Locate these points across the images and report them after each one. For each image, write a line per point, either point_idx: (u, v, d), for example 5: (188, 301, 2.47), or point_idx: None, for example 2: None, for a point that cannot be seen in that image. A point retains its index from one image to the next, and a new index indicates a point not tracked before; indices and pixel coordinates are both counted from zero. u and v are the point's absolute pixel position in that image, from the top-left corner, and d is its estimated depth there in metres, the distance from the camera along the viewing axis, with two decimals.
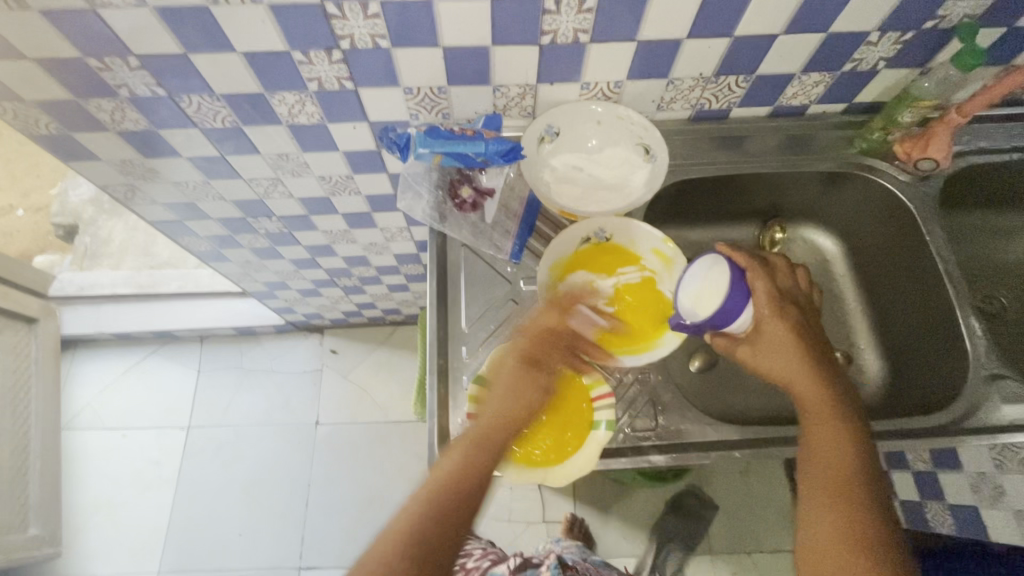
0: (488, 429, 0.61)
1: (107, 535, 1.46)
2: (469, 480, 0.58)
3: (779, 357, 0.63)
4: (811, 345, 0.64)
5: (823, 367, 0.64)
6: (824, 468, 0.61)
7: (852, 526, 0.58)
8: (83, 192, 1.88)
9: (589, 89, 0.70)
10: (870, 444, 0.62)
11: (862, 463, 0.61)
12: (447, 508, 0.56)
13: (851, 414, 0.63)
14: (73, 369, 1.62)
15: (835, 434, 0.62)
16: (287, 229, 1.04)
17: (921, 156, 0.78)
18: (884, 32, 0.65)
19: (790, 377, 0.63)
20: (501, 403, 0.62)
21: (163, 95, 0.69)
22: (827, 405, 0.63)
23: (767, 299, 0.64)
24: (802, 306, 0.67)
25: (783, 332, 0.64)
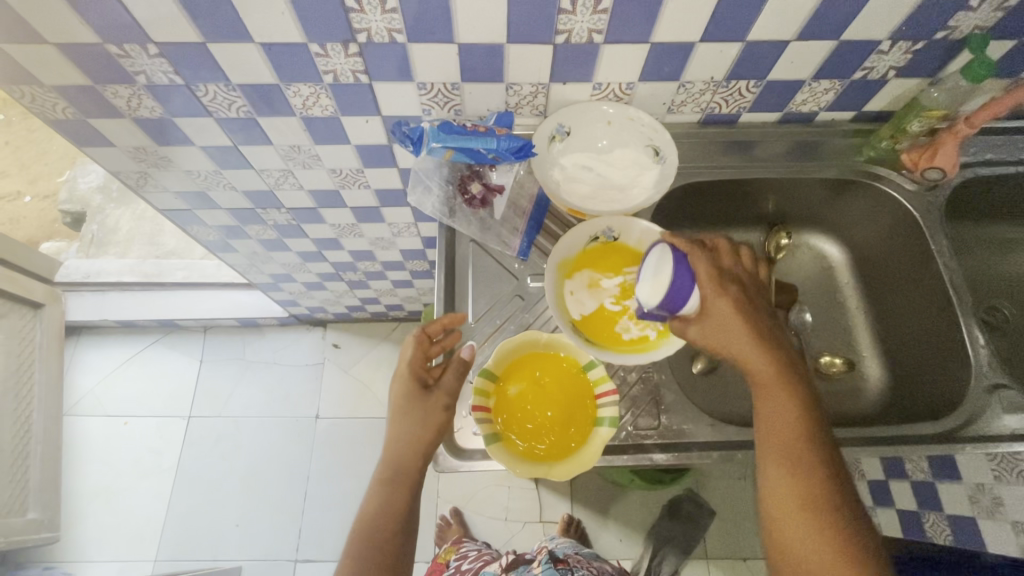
0: (402, 461, 0.67)
1: (104, 521, 1.47)
2: (388, 515, 0.67)
3: (727, 335, 0.61)
4: (756, 319, 0.62)
5: (769, 341, 0.61)
6: (777, 446, 0.59)
7: (809, 500, 0.57)
8: (92, 180, 1.89)
9: (601, 90, 0.71)
10: (817, 409, 0.61)
11: (812, 433, 0.59)
12: (380, 542, 0.66)
13: (798, 383, 0.61)
14: (76, 355, 1.63)
15: (786, 406, 0.60)
16: (295, 221, 1.05)
17: (928, 165, 0.79)
18: (895, 41, 0.66)
19: (741, 358, 0.61)
20: (398, 439, 0.67)
21: (180, 83, 0.69)
22: (776, 379, 0.60)
23: (709, 278, 0.61)
24: (749, 281, 0.64)
25: (730, 311, 0.61)
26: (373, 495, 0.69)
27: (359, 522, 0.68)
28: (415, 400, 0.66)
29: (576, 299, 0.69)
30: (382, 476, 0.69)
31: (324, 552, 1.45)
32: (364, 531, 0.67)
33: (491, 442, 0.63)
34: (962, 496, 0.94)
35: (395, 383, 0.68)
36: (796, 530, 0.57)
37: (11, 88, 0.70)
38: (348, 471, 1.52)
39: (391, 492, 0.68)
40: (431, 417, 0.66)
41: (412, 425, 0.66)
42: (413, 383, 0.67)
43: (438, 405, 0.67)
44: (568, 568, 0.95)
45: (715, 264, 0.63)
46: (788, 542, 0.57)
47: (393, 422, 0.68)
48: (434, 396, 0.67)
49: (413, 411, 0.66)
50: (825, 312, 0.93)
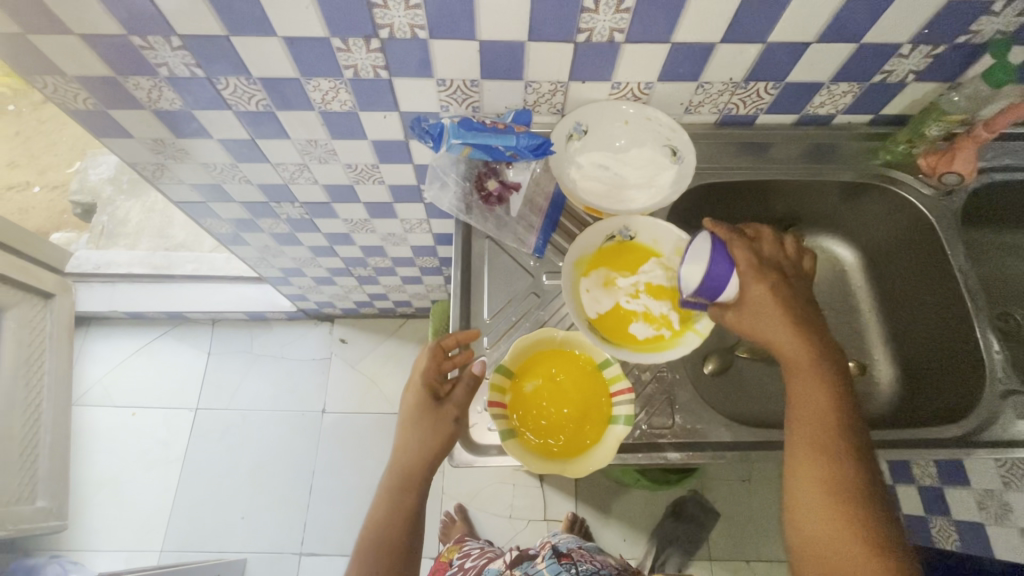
0: (411, 467, 0.69)
1: (110, 511, 1.48)
2: (397, 515, 0.70)
3: (765, 321, 0.62)
4: (794, 306, 0.63)
5: (807, 326, 0.62)
6: (808, 427, 0.60)
7: (834, 481, 0.58)
8: (102, 171, 1.89)
9: (619, 89, 0.71)
10: (850, 399, 0.61)
11: (845, 418, 0.60)
12: (389, 540, 0.70)
13: (833, 371, 0.62)
14: (85, 345, 1.64)
15: (819, 391, 0.61)
16: (308, 215, 1.05)
17: (946, 170, 0.79)
18: (915, 45, 0.66)
19: (778, 341, 0.62)
20: (407, 448, 0.68)
21: (202, 76, 0.70)
22: (812, 365, 0.61)
23: (748, 265, 0.63)
24: (786, 270, 0.65)
25: (767, 298, 0.62)
26: (385, 494, 0.72)
27: (372, 517, 0.72)
28: (424, 411, 0.67)
29: (593, 297, 0.70)
30: (393, 478, 0.71)
31: (329, 546, 1.46)
32: (375, 527, 0.71)
33: (506, 437, 0.63)
34: (970, 501, 0.94)
35: (409, 391, 0.69)
36: (817, 509, 0.57)
37: (33, 78, 0.71)
38: (353, 466, 1.53)
39: (401, 493, 0.71)
40: (438, 431, 0.67)
41: (420, 436, 0.67)
42: (424, 395, 0.67)
43: (445, 420, 0.66)
44: (572, 562, 0.96)
45: (756, 253, 0.64)
46: (807, 520, 0.58)
47: (405, 429, 0.69)
48: (443, 410, 0.67)
49: (421, 423, 0.67)
50: (837, 315, 0.93)
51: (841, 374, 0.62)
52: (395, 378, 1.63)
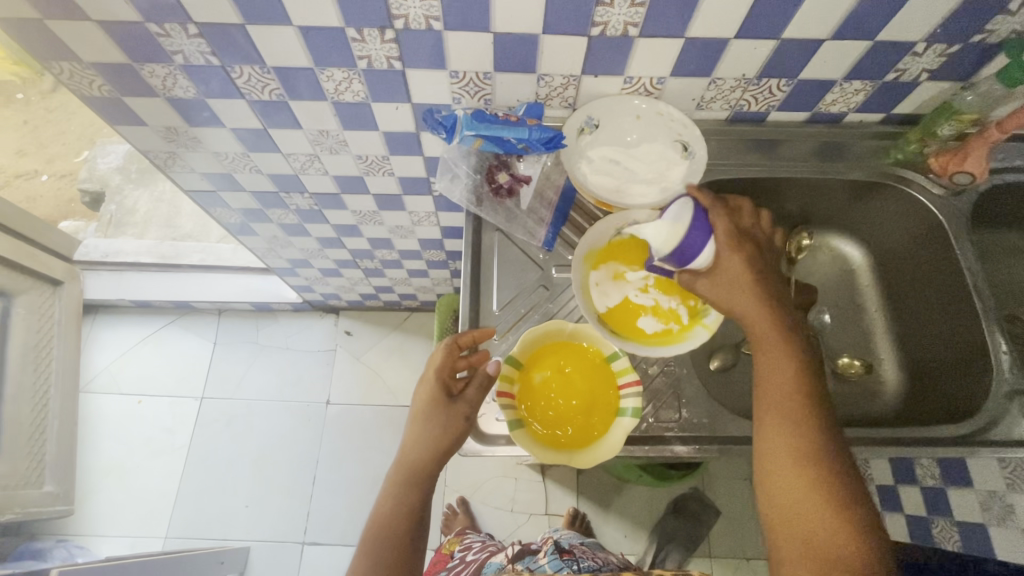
0: (418, 464, 0.67)
1: (116, 497, 1.49)
2: (401, 515, 0.67)
3: (737, 290, 0.62)
4: (766, 277, 0.63)
5: (775, 299, 0.63)
6: (774, 399, 0.60)
7: (801, 452, 0.57)
8: (111, 160, 1.90)
9: (632, 83, 0.71)
10: (815, 369, 0.62)
11: (811, 391, 0.60)
12: (393, 541, 0.66)
13: (800, 342, 0.62)
14: (92, 333, 1.65)
15: (785, 361, 0.61)
16: (317, 206, 1.06)
17: (957, 170, 0.78)
18: (929, 43, 0.66)
19: (747, 313, 0.62)
20: (416, 444, 0.67)
21: (217, 64, 0.70)
22: (781, 336, 0.62)
23: (723, 234, 0.63)
24: (761, 243, 0.66)
25: (741, 267, 0.63)
26: (389, 492, 0.69)
27: (373, 517, 0.68)
28: (436, 405, 0.66)
29: (602, 289, 0.70)
30: (398, 475, 0.69)
31: (331, 536, 1.47)
32: (376, 529, 0.67)
33: (515, 428, 0.64)
34: (973, 502, 0.94)
35: (421, 386, 0.68)
36: (784, 479, 0.57)
37: (50, 64, 0.72)
38: (356, 457, 1.54)
39: (406, 491, 0.68)
40: (450, 423, 0.66)
41: (433, 429, 0.66)
42: (437, 391, 0.66)
43: (458, 418, 0.66)
44: (573, 558, 0.97)
45: (733, 223, 0.64)
46: (775, 488, 0.57)
47: (414, 425, 0.68)
48: (456, 406, 0.66)
49: (433, 419, 0.66)
50: (844, 313, 0.93)
51: (806, 347, 0.63)
52: (399, 371, 1.64)
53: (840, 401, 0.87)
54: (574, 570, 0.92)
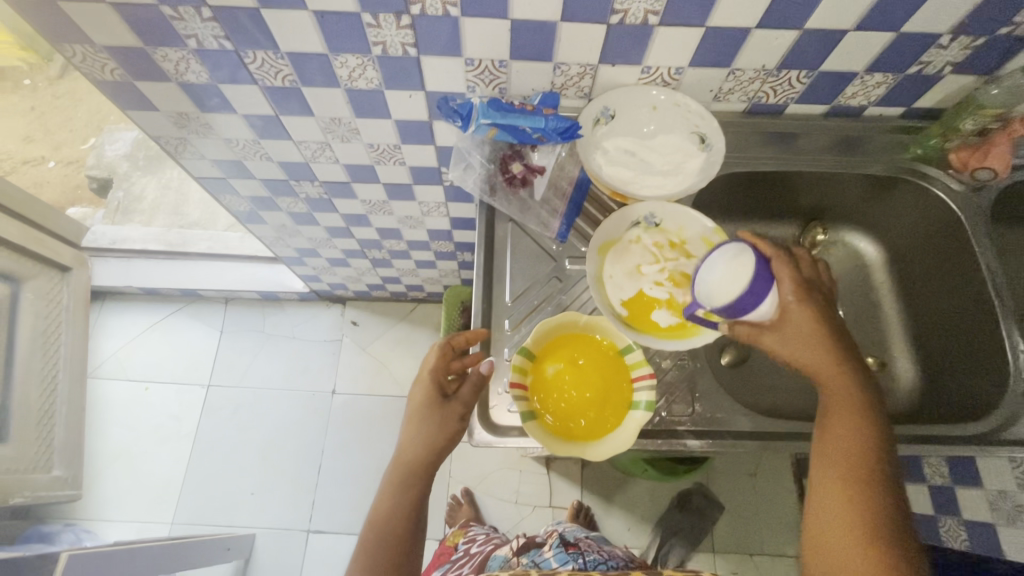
0: (414, 463, 0.69)
1: (123, 482, 1.50)
2: (397, 511, 0.68)
3: (804, 347, 0.59)
4: (836, 336, 0.60)
5: (848, 357, 0.60)
6: (841, 459, 0.57)
7: (870, 521, 0.54)
8: (119, 147, 1.89)
9: (649, 74, 0.70)
10: (886, 438, 0.58)
11: (881, 457, 0.57)
12: (391, 538, 0.67)
13: (871, 408, 0.59)
14: (99, 319, 1.66)
15: (853, 425, 0.58)
16: (326, 194, 1.05)
17: (979, 166, 0.77)
18: (955, 35, 0.65)
19: (816, 370, 0.60)
20: (413, 442, 0.68)
21: (230, 49, 0.70)
22: (849, 398, 0.59)
23: (792, 287, 0.60)
24: (828, 296, 0.63)
25: (810, 322, 0.60)
26: (387, 490, 0.70)
27: (371, 515, 0.69)
28: (432, 404, 0.68)
29: (618, 284, 0.70)
30: (396, 472, 0.70)
31: (336, 524, 1.47)
32: (373, 525, 0.68)
33: (527, 419, 0.64)
34: (982, 501, 0.93)
35: (416, 387, 0.70)
36: (843, 547, 0.54)
37: (62, 46, 0.71)
38: (361, 447, 1.54)
39: (403, 487, 0.69)
40: (446, 420, 0.67)
41: (429, 426, 0.68)
42: (433, 391, 0.68)
43: (453, 416, 0.67)
44: (579, 551, 0.98)
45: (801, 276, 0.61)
46: (830, 554, 0.55)
47: (411, 424, 0.69)
48: (451, 405, 0.68)
49: (429, 417, 0.68)
50: (859, 310, 0.93)
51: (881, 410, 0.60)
52: (405, 362, 1.64)
53: None
54: (581, 564, 0.94)
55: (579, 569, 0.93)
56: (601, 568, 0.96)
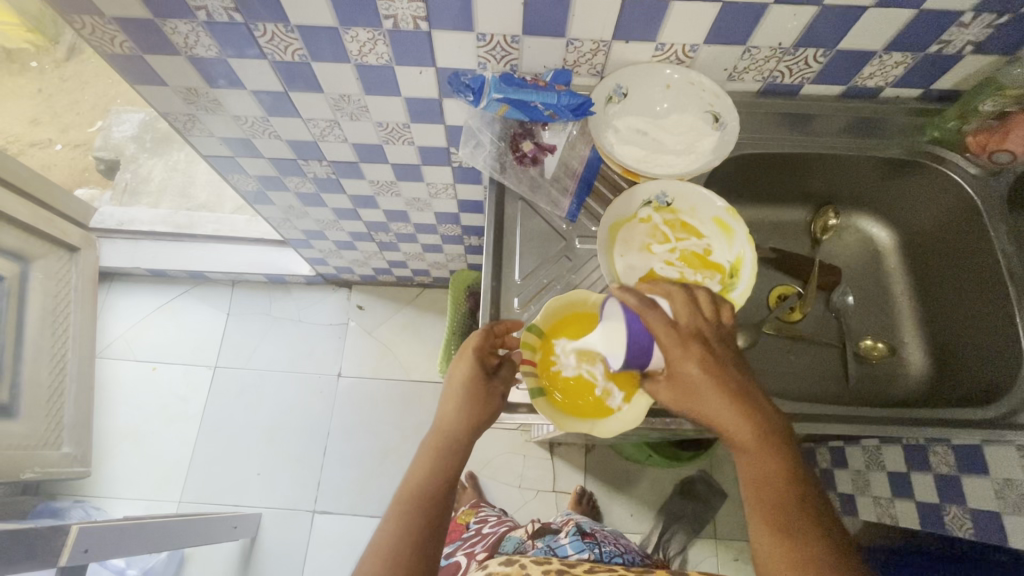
0: (449, 442, 0.67)
1: (132, 460, 1.52)
2: (434, 487, 0.65)
3: (699, 397, 0.57)
4: (726, 372, 0.58)
5: (744, 396, 0.57)
6: (761, 508, 0.56)
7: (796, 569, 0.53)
8: (126, 129, 1.89)
9: (663, 51, 0.69)
10: (796, 461, 0.57)
11: (798, 498, 0.56)
12: (422, 524, 0.62)
13: (778, 437, 0.57)
14: (107, 300, 1.67)
15: (764, 463, 0.56)
16: (335, 175, 1.04)
17: (997, 148, 0.75)
18: (978, 13, 0.63)
19: (718, 421, 0.57)
20: (454, 418, 0.66)
21: (240, 21, 0.69)
22: (755, 438, 0.56)
23: (670, 337, 0.57)
24: (712, 335, 0.59)
25: (698, 373, 0.57)
26: (420, 467, 0.66)
27: (402, 494, 0.65)
28: (474, 383, 0.66)
29: (628, 263, 0.70)
30: (430, 449, 0.67)
31: (341, 506, 1.49)
32: (408, 503, 0.64)
33: (537, 396, 0.65)
34: (988, 490, 0.90)
35: (457, 364, 0.67)
36: None
37: (72, 18, 0.71)
38: (367, 429, 1.55)
39: (438, 464, 0.66)
40: (486, 400, 0.67)
41: (468, 404, 0.66)
42: (477, 368, 0.66)
43: (496, 393, 0.67)
44: (595, 541, 0.98)
45: (676, 322, 0.58)
46: None
47: (452, 401, 0.67)
48: (495, 383, 0.67)
49: (473, 394, 0.66)
50: (869, 295, 0.93)
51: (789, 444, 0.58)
52: (410, 346, 1.64)
53: (861, 383, 0.87)
54: (596, 554, 0.93)
55: (593, 558, 0.93)
56: (615, 561, 0.95)
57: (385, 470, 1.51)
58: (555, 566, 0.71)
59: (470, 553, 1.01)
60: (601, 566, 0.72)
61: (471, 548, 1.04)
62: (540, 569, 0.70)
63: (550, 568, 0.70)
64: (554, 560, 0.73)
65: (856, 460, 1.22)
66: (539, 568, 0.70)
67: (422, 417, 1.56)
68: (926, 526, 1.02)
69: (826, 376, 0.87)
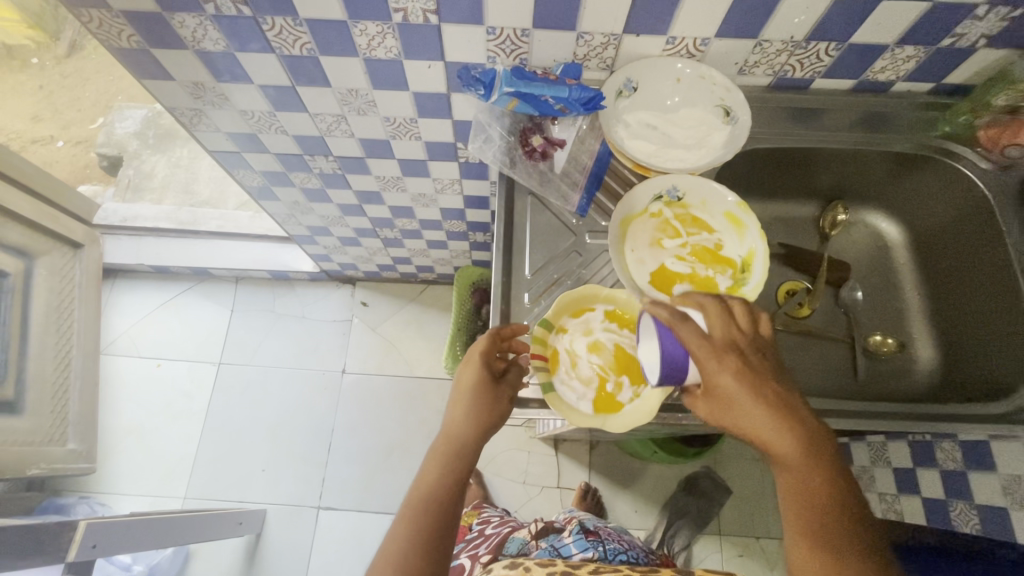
0: (458, 445, 0.67)
1: (137, 456, 1.52)
2: (443, 492, 0.65)
3: (736, 410, 0.57)
4: (763, 385, 0.57)
5: (783, 408, 0.57)
6: (798, 518, 0.56)
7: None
8: (129, 125, 1.89)
9: (674, 44, 0.69)
10: (835, 471, 0.57)
11: (837, 507, 0.56)
12: (432, 526, 0.63)
13: (818, 448, 0.57)
14: (111, 297, 1.67)
15: (803, 474, 0.57)
16: (340, 170, 1.04)
17: (1010, 143, 0.75)
18: (993, 6, 0.63)
19: (756, 433, 0.57)
20: (462, 422, 0.66)
21: (248, 15, 0.69)
22: (794, 450, 0.56)
23: (704, 352, 0.56)
24: (747, 346, 0.58)
25: (735, 387, 0.56)
26: (429, 471, 0.67)
27: (411, 498, 0.65)
28: (482, 387, 0.66)
29: (639, 257, 0.70)
30: (439, 453, 0.67)
31: (345, 502, 1.49)
32: (416, 507, 0.64)
33: (548, 391, 0.66)
34: (995, 486, 0.90)
35: (465, 369, 0.67)
36: None
37: (78, 11, 0.70)
38: (371, 426, 1.55)
39: (447, 469, 0.66)
40: (493, 403, 0.66)
41: (476, 408, 0.66)
42: (484, 372, 0.66)
43: (503, 397, 0.66)
44: (599, 539, 0.98)
45: (711, 336, 0.57)
46: None
47: (460, 404, 0.67)
48: (502, 386, 0.66)
49: (480, 398, 0.66)
50: (878, 290, 0.93)
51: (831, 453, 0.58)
52: (414, 343, 1.64)
53: (870, 378, 0.87)
54: (601, 553, 0.93)
55: (598, 557, 0.92)
56: (620, 557, 0.95)
57: (389, 467, 1.52)
58: (559, 567, 0.71)
59: (474, 556, 1.01)
60: (605, 566, 0.72)
61: (475, 550, 1.04)
62: (544, 571, 0.70)
63: (555, 570, 0.70)
64: (558, 561, 0.72)
65: (861, 456, 1.22)
66: (543, 570, 0.70)
67: (427, 414, 1.56)
68: (932, 522, 1.02)
69: (834, 372, 0.86)
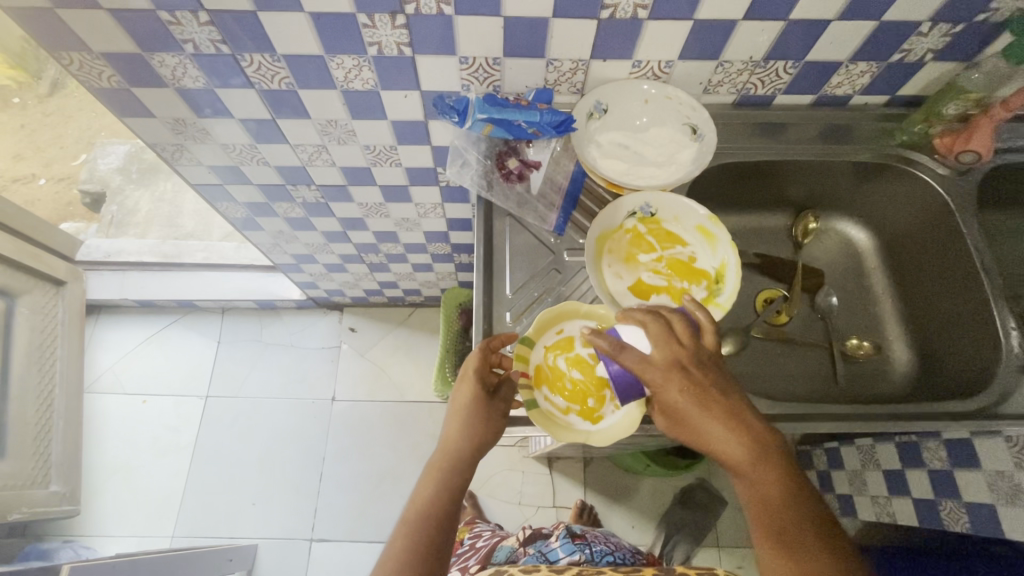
0: (454, 462, 0.67)
1: (121, 496, 1.48)
2: (440, 508, 0.65)
3: (684, 425, 0.61)
4: (710, 399, 0.61)
5: (730, 416, 0.60)
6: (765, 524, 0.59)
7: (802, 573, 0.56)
8: (111, 161, 1.89)
9: (640, 67, 0.72)
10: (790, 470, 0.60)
11: (797, 503, 0.59)
12: (428, 544, 0.62)
13: (769, 450, 0.60)
14: (95, 333, 1.65)
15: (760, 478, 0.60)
16: (323, 199, 1.05)
17: (964, 148, 0.79)
18: (935, 23, 0.67)
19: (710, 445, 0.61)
20: (458, 437, 0.67)
21: (226, 53, 0.71)
22: (747, 456, 0.60)
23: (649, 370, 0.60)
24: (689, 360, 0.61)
25: (681, 400, 0.60)
26: (425, 487, 0.67)
27: (409, 514, 0.65)
28: (478, 402, 0.67)
29: (613, 273, 0.73)
30: (435, 469, 0.68)
31: (339, 533, 1.46)
32: (413, 521, 0.64)
33: (531, 407, 0.67)
34: (981, 483, 0.91)
35: (460, 386, 0.68)
36: None
37: (59, 54, 0.72)
38: (361, 453, 1.54)
39: (445, 483, 0.66)
40: (489, 420, 0.67)
41: (472, 424, 0.67)
42: (478, 389, 0.67)
43: (498, 412, 0.68)
44: (586, 542, 0.98)
45: (649, 357, 0.61)
46: None
47: (457, 419, 0.67)
48: (498, 401, 0.68)
49: (478, 413, 0.67)
50: (851, 296, 0.96)
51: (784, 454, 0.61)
52: (404, 366, 1.64)
53: (850, 382, 0.89)
54: (587, 555, 0.94)
55: (584, 559, 0.93)
56: (607, 559, 0.95)
57: (382, 494, 1.50)
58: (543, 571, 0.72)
59: (464, 567, 1.01)
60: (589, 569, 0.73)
61: (465, 562, 1.04)
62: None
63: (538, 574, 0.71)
64: (542, 567, 0.73)
65: (851, 459, 1.23)
66: None
67: (418, 437, 1.55)
68: (922, 523, 1.03)
69: (813, 377, 0.88)
